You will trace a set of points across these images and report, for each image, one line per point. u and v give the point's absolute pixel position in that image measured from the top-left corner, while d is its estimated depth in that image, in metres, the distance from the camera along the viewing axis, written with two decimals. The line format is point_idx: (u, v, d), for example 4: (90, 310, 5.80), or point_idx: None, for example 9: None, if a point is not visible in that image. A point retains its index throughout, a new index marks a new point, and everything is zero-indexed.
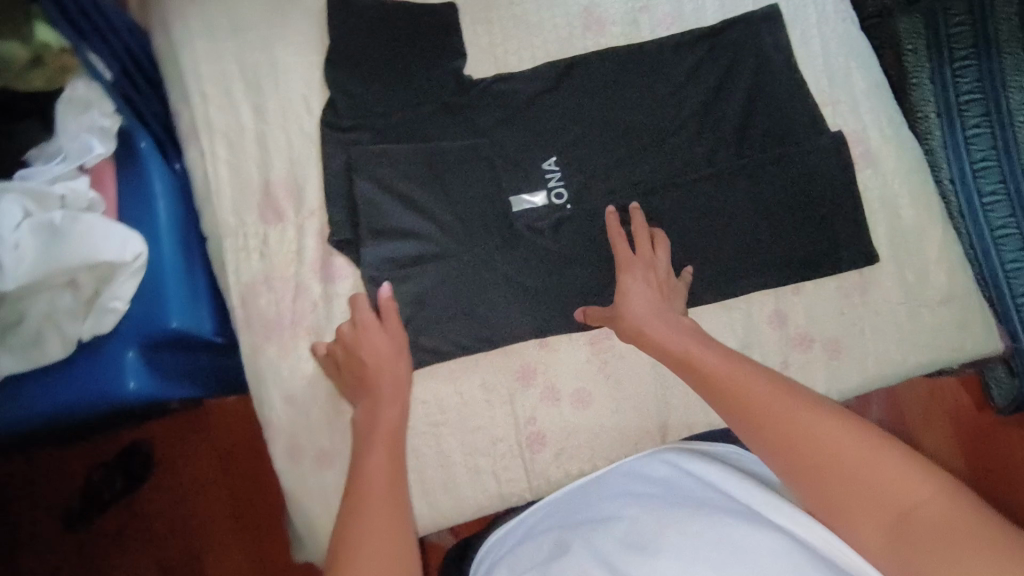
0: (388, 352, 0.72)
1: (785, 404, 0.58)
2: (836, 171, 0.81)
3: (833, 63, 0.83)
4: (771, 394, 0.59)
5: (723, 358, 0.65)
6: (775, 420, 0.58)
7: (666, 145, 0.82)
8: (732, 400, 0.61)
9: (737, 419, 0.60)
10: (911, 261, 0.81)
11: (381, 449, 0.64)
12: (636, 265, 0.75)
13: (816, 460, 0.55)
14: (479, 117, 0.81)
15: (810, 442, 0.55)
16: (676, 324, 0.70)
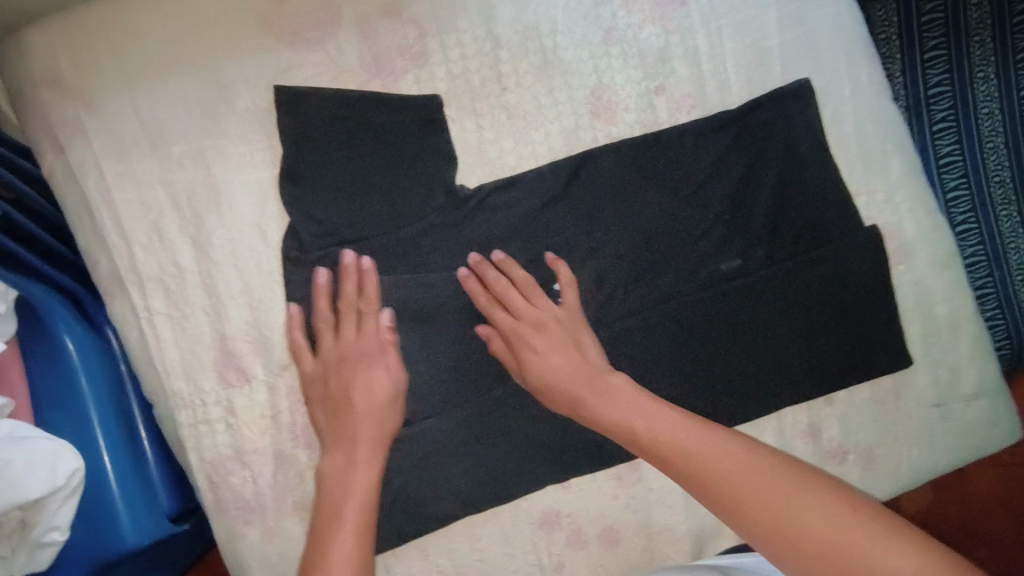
0: (381, 393, 0.64)
1: (749, 470, 0.52)
2: (871, 271, 0.74)
3: (867, 145, 0.74)
4: (737, 458, 0.53)
5: (680, 420, 0.57)
6: (741, 491, 0.51)
7: (690, 251, 0.71)
8: (693, 469, 0.54)
9: (701, 492, 0.53)
10: (943, 360, 0.76)
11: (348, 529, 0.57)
12: (532, 334, 0.65)
13: (811, 553, 0.47)
14: (478, 234, 0.68)
15: (789, 515, 0.49)
16: (604, 384, 0.62)
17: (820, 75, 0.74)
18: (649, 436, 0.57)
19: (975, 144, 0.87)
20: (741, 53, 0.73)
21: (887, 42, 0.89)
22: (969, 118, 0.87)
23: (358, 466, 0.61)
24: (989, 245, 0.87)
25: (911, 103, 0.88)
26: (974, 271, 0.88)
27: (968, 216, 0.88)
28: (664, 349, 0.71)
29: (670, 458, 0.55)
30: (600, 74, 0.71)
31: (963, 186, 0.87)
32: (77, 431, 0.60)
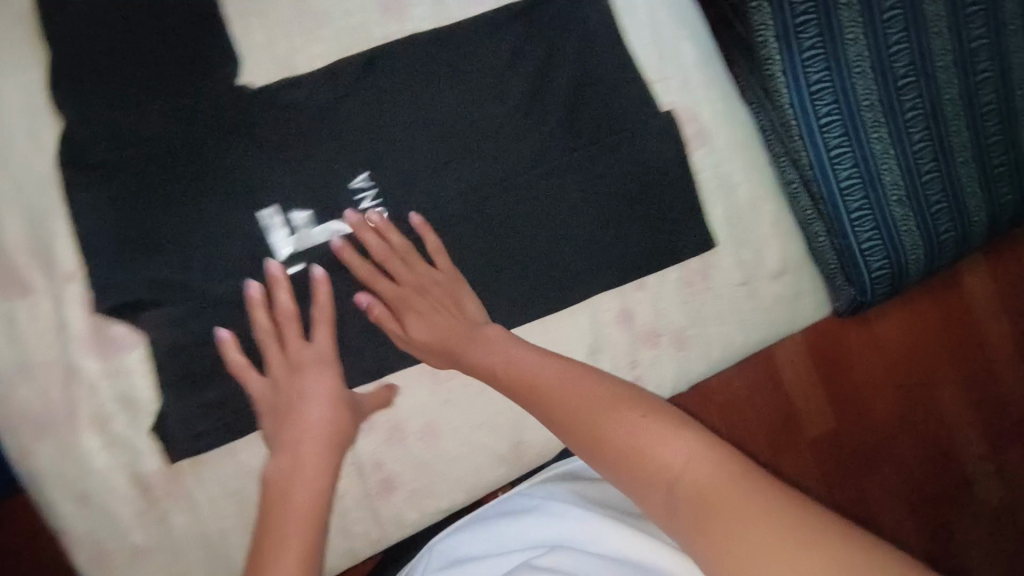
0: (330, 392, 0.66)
1: (597, 402, 0.57)
2: (668, 158, 0.76)
3: (661, 33, 0.76)
4: (576, 387, 0.60)
5: (550, 360, 0.64)
6: (611, 432, 0.54)
7: (490, 144, 0.73)
8: (538, 393, 0.61)
9: (563, 430, 0.58)
10: (747, 239, 0.79)
11: (300, 527, 0.58)
12: (416, 298, 0.69)
13: (620, 454, 0.52)
14: (270, 131, 0.68)
15: (613, 430, 0.54)
16: (484, 336, 0.67)
17: None
18: (506, 376, 0.64)
19: (837, 43, 0.76)
20: None
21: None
22: (832, 11, 0.76)
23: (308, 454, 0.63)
24: (863, 163, 0.77)
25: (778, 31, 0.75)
26: (850, 195, 0.78)
27: (840, 135, 0.77)
28: (472, 242, 0.73)
29: (518, 386, 0.63)
30: None
31: (829, 96, 0.76)
32: None
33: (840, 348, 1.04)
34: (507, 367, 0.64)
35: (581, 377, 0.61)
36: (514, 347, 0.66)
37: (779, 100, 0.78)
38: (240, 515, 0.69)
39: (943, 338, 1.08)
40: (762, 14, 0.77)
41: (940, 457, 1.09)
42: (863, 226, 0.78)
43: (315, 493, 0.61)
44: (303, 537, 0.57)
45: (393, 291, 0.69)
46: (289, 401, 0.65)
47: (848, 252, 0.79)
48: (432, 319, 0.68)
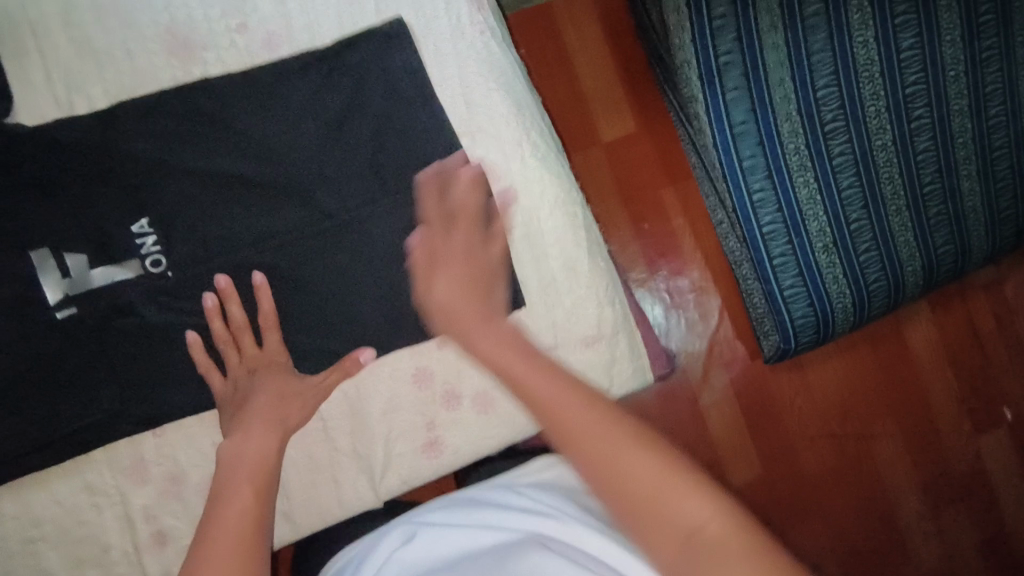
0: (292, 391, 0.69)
1: (594, 420, 0.53)
2: (473, 213, 0.73)
3: (471, 85, 0.74)
4: (559, 396, 0.55)
5: (560, 383, 0.56)
6: (592, 447, 0.52)
7: (286, 190, 0.71)
8: (563, 427, 0.53)
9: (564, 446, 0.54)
10: (561, 299, 0.76)
11: (245, 490, 0.60)
12: (453, 262, 0.70)
13: (633, 496, 0.50)
14: (44, 171, 0.67)
15: (617, 466, 0.51)
16: (489, 315, 0.63)
17: (419, 13, 0.73)
18: (551, 409, 0.54)
19: (759, 79, 0.93)
20: None
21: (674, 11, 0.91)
22: (756, 52, 0.92)
23: (245, 445, 0.65)
24: (777, 179, 0.95)
25: (703, 71, 0.92)
26: (763, 208, 0.95)
27: (755, 153, 0.94)
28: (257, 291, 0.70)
29: (557, 434, 0.54)
30: (174, 16, 0.71)
31: (748, 121, 0.93)
32: None
33: (767, 390, 1.18)
34: (544, 403, 0.55)
35: (577, 400, 0.55)
36: (517, 348, 0.61)
37: (704, 128, 0.94)
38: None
39: (880, 373, 1.19)
40: (684, 49, 0.93)
41: (857, 474, 1.18)
42: (776, 240, 0.96)
43: (262, 455, 0.64)
44: (247, 511, 0.59)
45: (442, 245, 0.70)
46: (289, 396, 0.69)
47: (761, 262, 0.97)
48: (456, 281, 0.69)
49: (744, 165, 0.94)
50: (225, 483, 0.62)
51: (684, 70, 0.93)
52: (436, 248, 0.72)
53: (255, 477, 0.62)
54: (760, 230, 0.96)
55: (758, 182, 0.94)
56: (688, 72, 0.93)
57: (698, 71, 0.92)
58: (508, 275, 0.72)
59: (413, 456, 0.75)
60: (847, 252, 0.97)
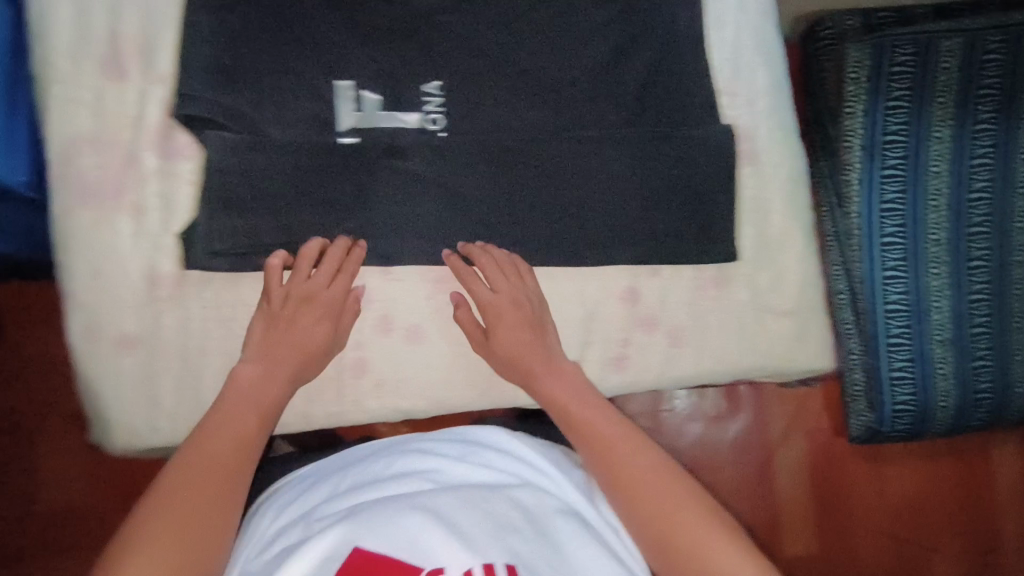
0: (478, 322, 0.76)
1: (633, 457, 0.65)
2: (717, 163, 0.78)
3: (742, 54, 0.81)
4: (623, 437, 0.67)
5: (631, 436, 0.68)
6: (647, 491, 0.63)
7: (557, 95, 0.78)
8: (617, 470, 0.65)
9: (591, 454, 0.67)
10: (768, 266, 0.80)
11: (232, 427, 0.65)
12: (505, 308, 0.74)
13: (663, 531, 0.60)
14: (369, 18, 0.76)
15: (667, 515, 0.61)
16: (559, 367, 0.74)
17: None
18: (592, 435, 0.68)
19: (921, 165, 0.95)
20: None
21: (854, 79, 0.97)
22: (924, 138, 0.95)
23: (265, 386, 0.69)
24: (912, 264, 0.96)
25: (868, 144, 0.96)
26: (892, 288, 0.97)
27: (898, 231, 0.96)
28: (512, 176, 0.76)
29: (609, 477, 0.65)
30: None
31: (899, 200, 0.96)
32: None
33: (843, 469, 1.18)
34: (597, 428, 0.68)
35: (644, 455, 0.66)
36: (596, 399, 0.72)
37: (853, 197, 0.98)
38: (221, 338, 0.75)
39: (951, 489, 1.18)
40: (854, 117, 0.97)
41: None
42: (896, 322, 0.98)
43: (266, 396, 0.69)
44: (240, 455, 0.63)
45: (489, 297, 0.74)
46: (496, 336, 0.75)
47: (875, 340, 0.99)
48: (518, 333, 0.74)
49: (883, 242, 0.97)
50: (251, 416, 0.67)
51: (848, 138, 0.98)
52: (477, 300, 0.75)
53: (256, 417, 0.67)
54: (882, 310, 0.98)
55: (893, 261, 0.96)
56: (852, 141, 0.97)
57: (864, 141, 0.97)
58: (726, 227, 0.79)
59: (599, 366, 0.79)
60: (962, 353, 0.98)
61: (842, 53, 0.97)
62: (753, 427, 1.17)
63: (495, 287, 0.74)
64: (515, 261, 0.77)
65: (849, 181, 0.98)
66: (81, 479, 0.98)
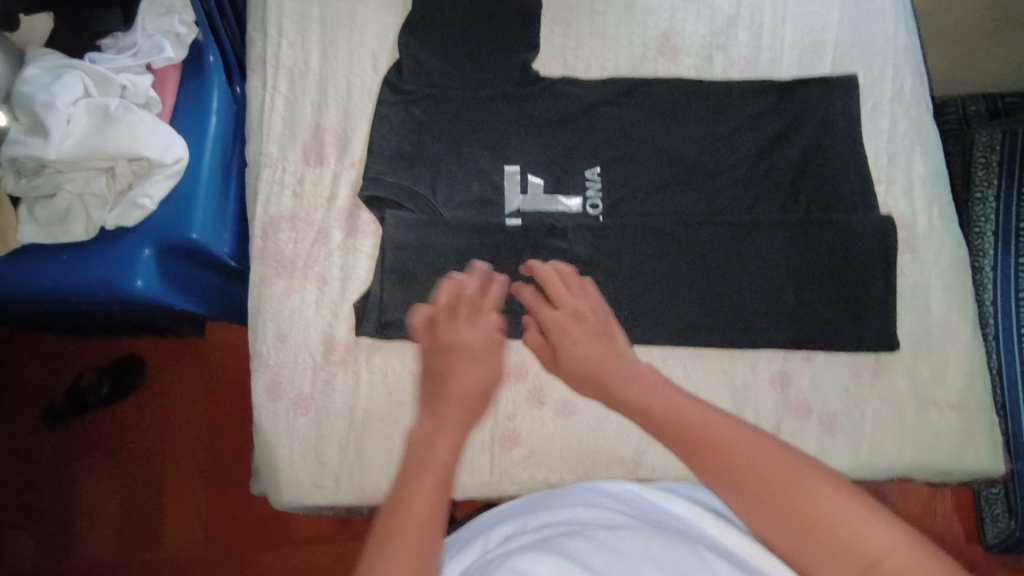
0: (580, 352, 0.69)
1: (733, 443, 0.51)
2: (876, 252, 0.78)
3: (898, 145, 0.82)
4: (724, 425, 0.53)
5: (728, 421, 0.53)
6: (759, 479, 0.48)
7: (711, 181, 0.80)
8: (721, 461, 0.50)
9: (690, 455, 0.53)
10: (931, 358, 0.78)
11: (455, 411, 0.64)
12: (573, 325, 0.71)
13: (765, 494, 0.48)
14: (536, 110, 0.82)
15: (782, 488, 0.47)
16: (635, 373, 0.64)
17: (869, 72, 0.83)
18: (678, 431, 0.54)
19: None
20: (799, 39, 0.83)
21: (985, 167, 1.03)
22: None
23: (443, 442, 0.59)
24: None
25: (1001, 232, 0.99)
26: None
27: None
28: (668, 255, 0.79)
29: (718, 469, 0.50)
30: (674, 22, 0.84)
31: None
32: (194, 147, 0.77)
33: None
34: (676, 419, 0.55)
35: (747, 432, 0.52)
36: (676, 394, 0.58)
37: (987, 285, 0.99)
38: (385, 406, 0.77)
39: None
40: (986, 207, 1.01)
41: None
42: None
43: (470, 381, 0.67)
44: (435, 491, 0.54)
45: (550, 313, 0.73)
46: (563, 353, 0.71)
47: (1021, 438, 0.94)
48: (590, 346, 0.69)
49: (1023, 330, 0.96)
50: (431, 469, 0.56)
51: (980, 223, 1.02)
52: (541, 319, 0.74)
53: (461, 404, 0.65)
54: None
55: None
56: (986, 226, 1.01)
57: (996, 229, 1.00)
58: (885, 316, 0.77)
59: None
60: None
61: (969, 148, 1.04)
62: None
63: (555, 312, 0.73)
64: (668, 340, 0.78)
65: (983, 270, 1.00)
66: (198, 521, 1.08)
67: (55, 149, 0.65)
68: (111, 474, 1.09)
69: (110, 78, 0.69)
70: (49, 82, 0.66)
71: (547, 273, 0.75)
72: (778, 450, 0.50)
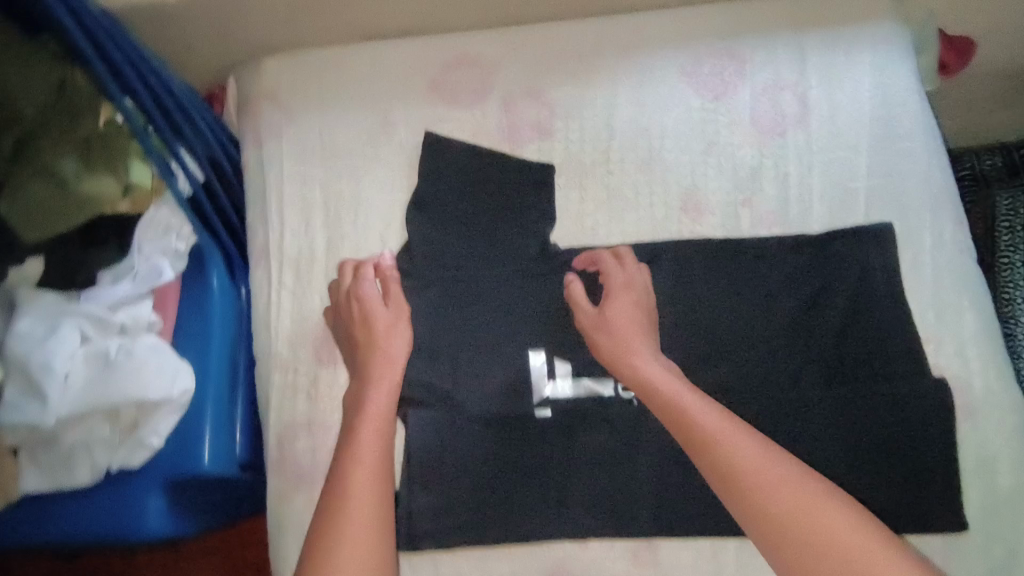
0: (645, 376, 0.69)
1: (736, 442, 0.63)
2: (930, 422, 0.73)
3: (944, 298, 0.77)
4: (743, 443, 0.63)
5: (741, 437, 0.64)
6: (757, 481, 0.61)
7: (748, 353, 0.76)
8: (730, 465, 0.62)
9: (701, 457, 0.64)
10: (1007, 534, 0.72)
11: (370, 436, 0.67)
12: (600, 335, 0.73)
13: (778, 516, 0.59)
14: (559, 285, 0.77)
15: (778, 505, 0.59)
16: (650, 379, 0.69)
17: (906, 221, 0.78)
18: (701, 435, 0.64)
19: None
20: (829, 188, 0.79)
21: None
22: None
23: (367, 427, 0.67)
24: None
25: None
26: None
27: None
28: None
29: (723, 477, 0.62)
30: (695, 179, 0.80)
31: None
32: (198, 362, 0.72)
33: None
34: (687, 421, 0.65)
35: (750, 438, 0.64)
36: (679, 385, 0.68)
37: None
38: None
39: None
40: None
41: None
42: None
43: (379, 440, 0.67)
44: (385, 483, 0.65)
45: (590, 317, 0.74)
46: (605, 322, 0.73)
47: None
48: (632, 321, 0.73)
49: None
50: (367, 429, 0.67)
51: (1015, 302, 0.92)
52: (580, 317, 0.75)
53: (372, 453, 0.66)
54: None
55: None
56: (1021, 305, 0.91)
57: None
58: (948, 492, 0.72)
59: None
60: None
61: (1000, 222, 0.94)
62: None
63: (609, 272, 0.75)
64: (717, 532, 0.72)
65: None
66: None
67: (54, 411, 0.61)
68: None
69: (109, 319, 0.65)
70: (45, 337, 0.62)
71: (580, 293, 0.75)
72: (777, 462, 0.62)
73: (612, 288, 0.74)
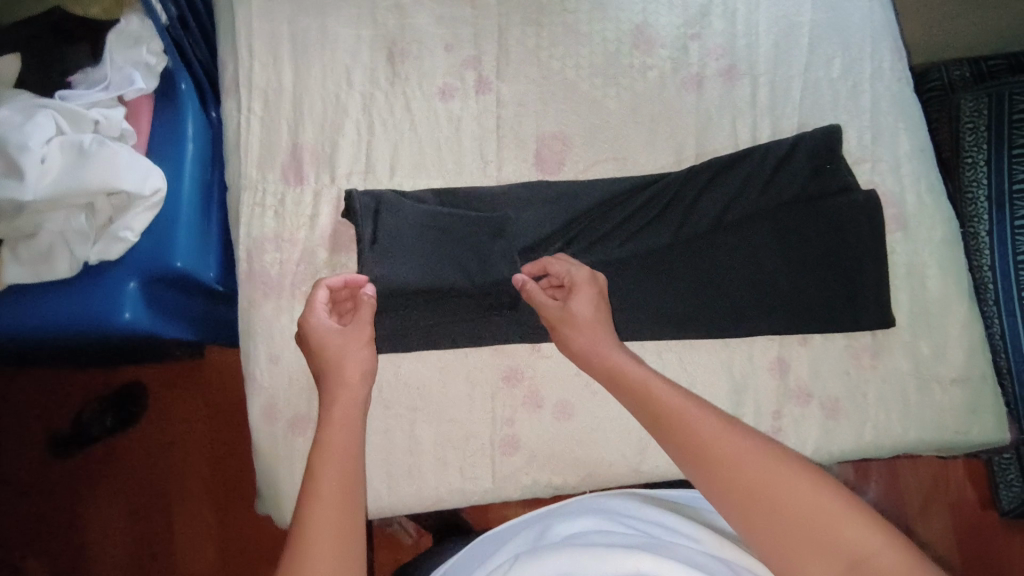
0: (613, 362, 0.64)
1: (709, 429, 0.52)
2: (868, 234, 0.77)
3: (880, 121, 0.81)
4: (722, 434, 0.51)
5: (719, 423, 0.53)
6: (735, 472, 0.49)
7: (691, 198, 0.77)
8: (698, 449, 0.51)
9: (674, 444, 0.54)
10: (930, 333, 0.78)
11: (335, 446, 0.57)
12: (571, 334, 0.68)
13: (746, 496, 0.47)
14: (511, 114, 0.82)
15: (764, 489, 0.47)
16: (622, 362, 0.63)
17: (845, 54, 0.83)
18: (668, 418, 0.55)
19: None
20: (774, 23, 0.83)
21: (973, 131, 0.97)
22: None
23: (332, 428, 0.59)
24: None
25: (993, 194, 0.94)
26: None
27: None
28: (660, 270, 0.77)
29: (697, 464, 0.51)
30: (646, 15, 0.83)
31: None
32: (171, 173, 0.77)
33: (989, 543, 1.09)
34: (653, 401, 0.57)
35: (725, 425, 0.52)
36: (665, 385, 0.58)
37: (983, 251, 0.95)
38: (382, 420, 0.77)
39: None
40: (977, 169, 0.97)
41: None
42: None
43: (350, 438, 0.58)
44: (349, 469, 0.55)
45: (556, 310, 0.70)
46: (575, 319, 0.68)
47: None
48: (597, 309, 0.70)
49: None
50: (327, 439, 0.58)
51: (972, 189, 0.97)
52: (542, 308, 0.70)
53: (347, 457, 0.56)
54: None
55: None
56: (978, 192, 0.96)
57: (989, 192, 0.95)
58: (877, 293, 0.77)
59: None
60: None
61: (955, 107, 1.00)
62: (890, 493, 1.10)
63: (566, 273, 0.72)
64: (673, 332, 0.77)
65: (978, 232, 0.96)
66: (208, 536, 1.09)
67: (31, 191, 0.65)
68: (119, 497, 1.09)
69: (83, 114, 0.69)
70: (23, 122, 0.65)
71: (536, 287, 0.71)
72: (761, 447, 0.50)
73: (574, 282, 0.71)
